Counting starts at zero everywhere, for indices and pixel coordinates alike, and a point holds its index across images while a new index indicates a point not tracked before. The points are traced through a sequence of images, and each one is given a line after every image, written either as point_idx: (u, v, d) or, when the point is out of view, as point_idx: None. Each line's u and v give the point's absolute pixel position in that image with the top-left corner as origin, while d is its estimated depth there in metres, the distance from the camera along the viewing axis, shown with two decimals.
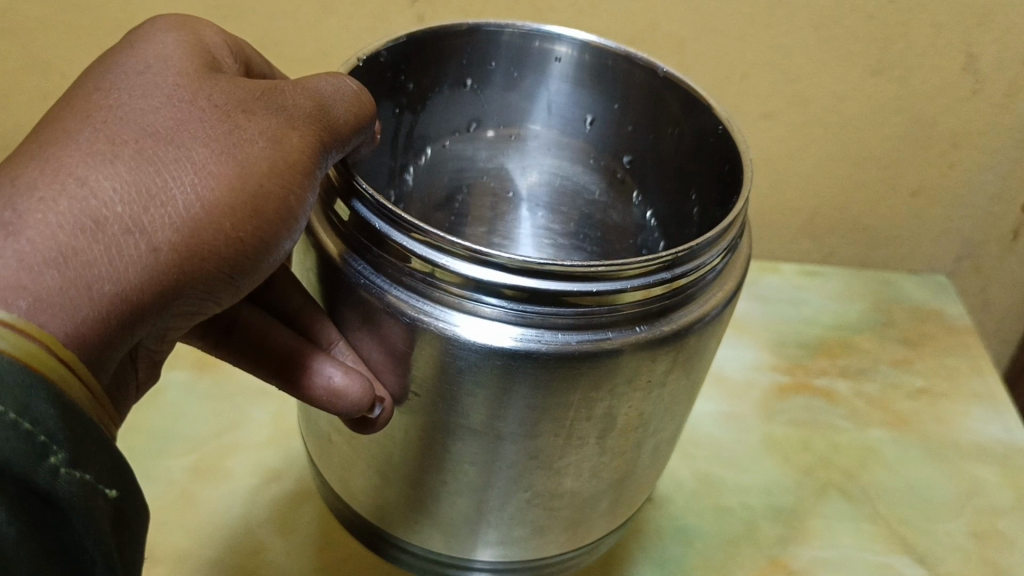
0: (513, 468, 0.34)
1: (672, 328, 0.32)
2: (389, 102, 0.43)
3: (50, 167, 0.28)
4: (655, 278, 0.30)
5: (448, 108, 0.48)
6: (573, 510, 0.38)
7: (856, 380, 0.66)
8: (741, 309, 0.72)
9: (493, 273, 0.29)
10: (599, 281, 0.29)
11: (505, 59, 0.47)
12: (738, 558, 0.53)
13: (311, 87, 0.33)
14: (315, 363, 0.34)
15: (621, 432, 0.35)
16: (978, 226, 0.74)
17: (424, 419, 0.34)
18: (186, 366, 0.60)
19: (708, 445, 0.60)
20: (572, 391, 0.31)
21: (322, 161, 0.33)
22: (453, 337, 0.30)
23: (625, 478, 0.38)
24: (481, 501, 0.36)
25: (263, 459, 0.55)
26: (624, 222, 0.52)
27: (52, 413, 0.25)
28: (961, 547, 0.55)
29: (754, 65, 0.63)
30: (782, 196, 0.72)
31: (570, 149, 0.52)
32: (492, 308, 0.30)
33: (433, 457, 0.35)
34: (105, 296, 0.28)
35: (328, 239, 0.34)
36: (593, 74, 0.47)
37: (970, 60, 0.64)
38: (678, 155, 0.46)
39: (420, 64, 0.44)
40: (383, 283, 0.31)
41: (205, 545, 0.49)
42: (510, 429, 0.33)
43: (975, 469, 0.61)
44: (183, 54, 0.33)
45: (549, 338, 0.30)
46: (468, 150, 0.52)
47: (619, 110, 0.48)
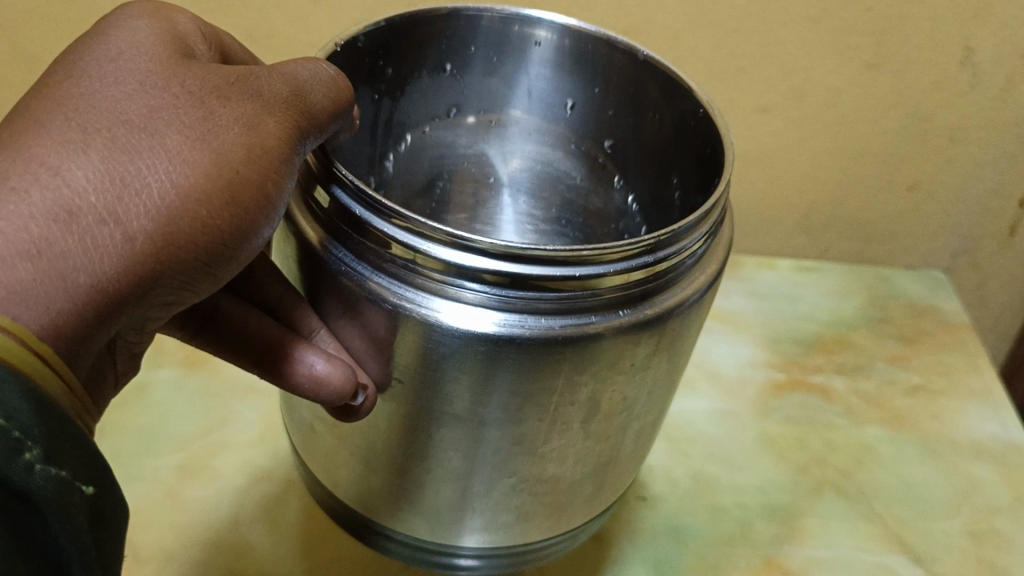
0: (497, 454, 0.34)
1: (656, 312, 0.31)
2: (368, 88, 0.43)
3: (21, 157, 0.28)
4: (637, 262, 0.30)
5: (428, 93, 0.48)
6: (557, 495, 0.37)
7: (852, 377, 0.66)
8: (736, 305, 0.71)
9: (475, 258, 0.28)
10: (580, 266, 0.29)
11: (485, 44, 0.46)
12: (732, 558, 0.52)
13: (287, 72, 0.33)
14: (294, 351, 0.33)
15: (605, 417, 0.34)
16: (975, 221, 0.74)
17: (408, 406, 0.33)
18: (175, 363, 0.59)
19: (702, 444, 0.59)
20: (556, 375, 0.31)
21: (298, 147, 0.32)
22: (435, 324, 0.30)
23: (609, 462, 0.37)
24: (464, 487, 0.36)
25: (252, 458, 0.54)
26: (605, 208, 0.52)
27: (26, 408, 0.25)
28: (958, 547, 0.55)
29: (750, 58, 0.63)
30: (778, 192, 0.72)
31: (552, 137, 0.51)
32: (474, 294, 0.29)
33: (413, 442, 0.34)
34: (79, 287, 0.27)
35: (309, 223, 0.33)
36: (574, 61, 0.46)
37: (967, 53, 0.63)
38: (659, 140, 0.45)
39: (400, 49, 0.43)
40: (365, 269, 0.31)
41: (192, 544, 0.48)
42: (494, 415, 0.32)
43: (972, 467, 0.60)
44: (156, 41, 0.32)
45: (532, 323, 0.29)
46: (449, 137, 0.51)
47: (599, 95, 0.47)
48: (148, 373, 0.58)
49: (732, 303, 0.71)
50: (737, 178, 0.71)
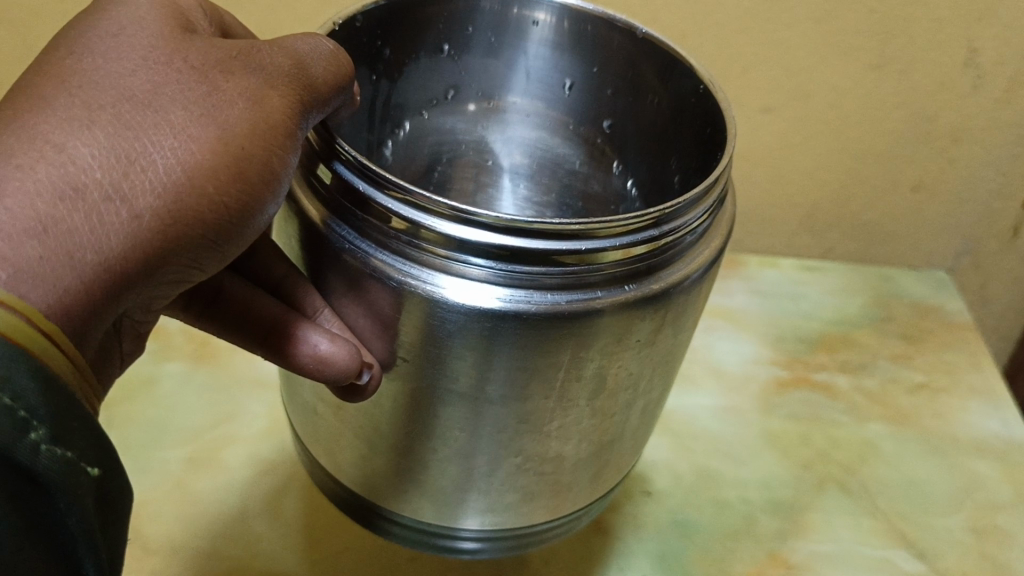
0: (502, 432, 0.34)
1: (661, 287, 0.31)
2: (366, 70, 0.43)
3: (26, 133, 0.28)
4: (640, 236, 0.30)
5: (426, 76, 0.48)
6: (561, 474, 0.37)
7: (855, 374, 0.66)
8: (740, 304, 0.71)
9: (478, 233, 0.29)
10: (583, 240, 0.29)
11: (483, 26, 0.47)
12: (736, 551, 0.52)
13: (288, 47, 0.33)
14: (298, 331, 0.34)
15: (609, 394, 0.34)
16: (978, 222, 0.74)
17: (413, 385, 0.33)
18: (181, 355, 0.59)
19: (706, 439, 0.60)
20: (560, 351, 0.31)
21: (302, 122, 0.32)
22: (440, 300, 0.30)
23: (612, 441, 0.37)
24: (468, 466, 0.36)
25: (258, 449, 0.54)
26: (604, 192, 0.52)
27: (33, 387, 0.25)
28: (960, 542, 0.55)
29: (755, 58, 0.63)
30: (781, 191, 0.72)
31: (550, 122, 0.52)
32: (478, 269, 0.30)
33: (417, 420, 0.34)
34: (87, 264, 0.27)
35: (313, 201, 0.33)
36: (575, 41, 0.47)
37: (971, 55, 0.63)
38: (659, 119, 0.46)
39: (398, 27, 0.44)
40: (370, 247, 0.31)
41: (199, 534, 0.48)
42: (499, 391, 0.32)
43: (974, 464, 0.60)
44: (157, 17, 0.32)
45: (539, 299, 0.30)
46: (448, 122, 0.52)
47: (598, 74, 0.48)
48: (154, 366, 0.58)
49: (736, 301, 0.71)
50: (740, 177, 0.71)
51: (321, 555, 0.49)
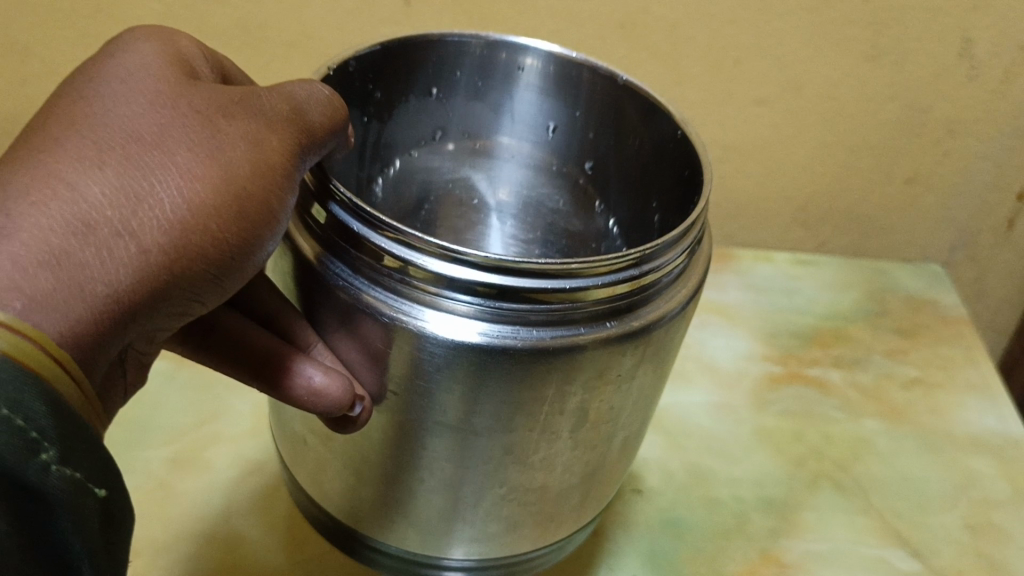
0: (487, 464, 0.34)
1: (641, 324, 0.32)
2: (357, 111, 0.43)
3: (39, 172, 0.28)
4: (622, 275, 0.30)
5: (416, 116, 0.49)
6: (545, 505, 0.38)
7: (849, 370, 0.66)
8: (733, 298, 0.71)
9: (466, 271, 0.29)
10: (567, 280, 0.29)
11: (469, 70, 0.47)
12: (729, 551, 0.52)
13: (286, 90, 0.33)
14: (292, 365, 0.33)
15: (592, 425, 0.34)
16: (973, 215, 0.73)
17: (401, 418, 0.33)
18: (166, 355, 0.60)
19: (698, 436, 0.60)
20: (543, 385, 0.31)
21: (300, 163, 0.32)
22: (428, 335, 0.30)
23: (595, 471, 0.38)
24: (453, 496, 0.36)
25: (243, 450, 0.54)
26: (586, 231, 0.52)
27: (46, 411, 0.25)
28: (956, 540, 0.55)
29: (747, 50, 0.63)
30: (775, 184, 0.72)
31: (536, 165, 0.52)
32: (465, 305, 0.30)
33: (402, 453, 0.35)
34: (96, 299, 0.27)
35: (306, 238, 0.33)
36: (557, 85, 0.47)
37: (966, 45, 0.63)
38: (638, 163, 0.46)
39: (388, 71, 0.44)
40: (361, 283, 0.31)
41: (183, 536, 0.48)
42: (485, 424, 0.32)
43: (970, 461, 0.60)
44: (163, 63, 0.32)
45: (525, 334, 0.30)
46: (435, 161, 0.52)
47: (581, 118, 0.48)
48: None
49: (729, 296, 0.71)
50: (734, 170, 0.71)
51: (314, 555, 0.49)
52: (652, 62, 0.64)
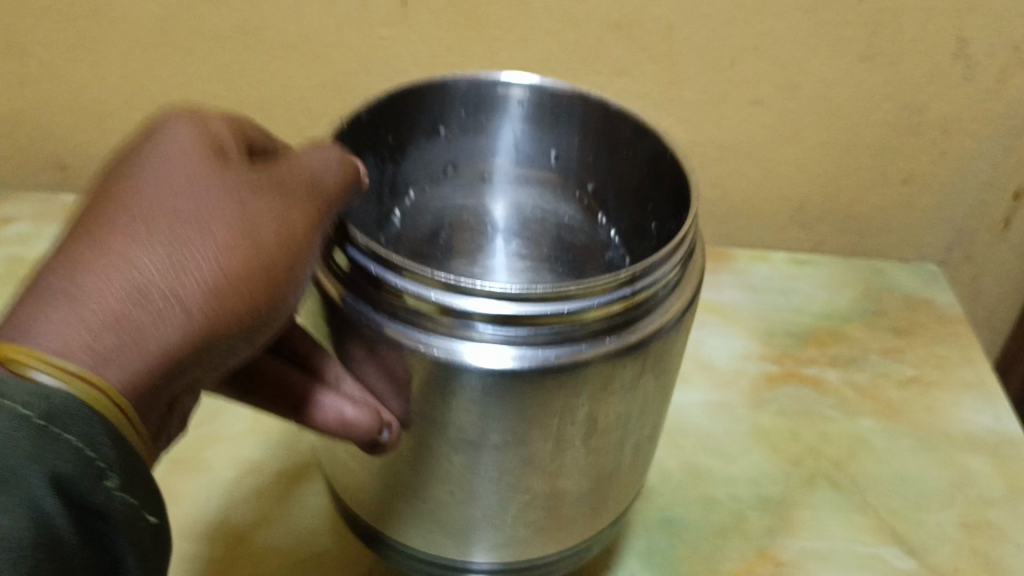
0: (507, 475, 0.36)
1: (639, 337, 0.34)
2: (371, 154, 0.45)
3: (93, 245, 0.28)
4: (617, 293, 0.33)
5: (424, 154, 0.50)
6: (569, 510, 0.39)
7: (846, 369, 0.65)
8: (730, 299, 0.71)
9: (475, 301, 0.32)
10: (566, 302, 0.32)
11: (468, 106, 0.49)
12: (725, 549, 0.52)
13: (303, 161, 0.34)
14: (312, 397, 0.36)
15: (603, 434, 0.36)
16: (969, 214, 0.73)
17: (423, 438, 0.36)
18: None
19: (696, 436, 0.60)
20: (555, 396, 0.33)
21: (321, 227, 0.34)
22: (448, 361, 0.33)
23: (612, 475, 0.39)
24: (479, 507, 0.37)
25: (242, 449, 0.54)
26: (592, 242, 0.53)
27: (110, 443, 0.27)
28: (951, 537, 0.55)
29: (743, 50, 0.64)
30: (771, 186, 0.72)
31: (538, 182, 0.53)
32: (482, 332, 0.33)
33: (428, 462, 0.36)
34: (152, 361, 0.28)
35: (329, 276, 0.36)
36: (545, 114, 0.49)
37: (961, 45, 0.63)
38: (632, 177, 0.47)
39: (389, 117, 0.45)
40: (383, 317, 0.34)
41: (182, 537, 0.48)
42: (501, 437, 0.35)
43: (967, 460, 0.60)
44: (189, 125, 0.32)
45: (533, 356, 0.33)
46: (445, 195, 0.53)
47: (575, 142, 0.50)
48: None
49: (726, 295, 0.72)
50: (731, 171, 0.71)
51: (319, 555, 0.49)
52: (649, 62, 0.65)
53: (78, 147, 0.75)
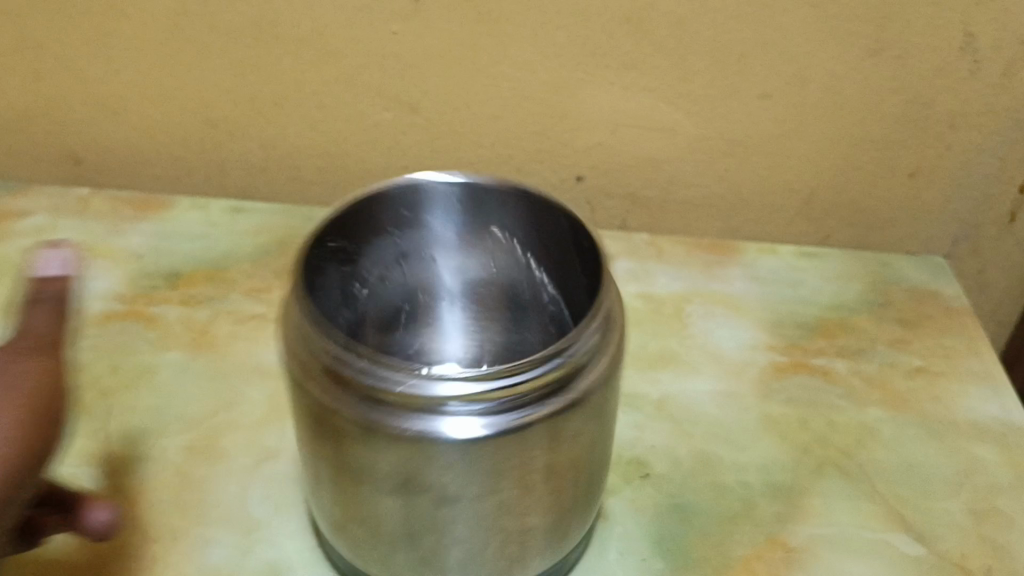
0: (485, 519, 0.41)
1: (576, 395, 0.39)
2: (328, 262, 0.50)
3: None
4: (548, 364, 0.38)
5: (379, 250, 0.54)
6: (542, 531, 0.43)
7: (853, 359, 0.66)
8: (738, 290, 0.72)
9: (435, 387, 0.36)
10: (506, 380, 0.37)
11: (410, 207, 0.52)
12: (736, 535, 0.53)
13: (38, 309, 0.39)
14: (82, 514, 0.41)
15: (558, 475, 0.41)
16: (975, 208, 0.74)
17: (411, 503, 0.40)
18: (181, 346, 0.61)
19: (705, 424, 0.60)
20: (516, 454, 0.39)
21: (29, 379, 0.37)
22: (428, 436, 0.37)
23: (575, 496, 0.43)
24: (460, 550, 0.42)
25: (261, 436, 0.55)
26: (541, 304, 0.57)
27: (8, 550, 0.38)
28: (958, 524, 0.54)
29: (752, 44, 0.64)
30: (779, 179, 0.73)
31: (483, 252, 0.56)
32: (454, 410, 0.37)
33: (408, 529, 0.41)
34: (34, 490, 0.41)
35: (311, 378, 0.39)
36: (474, 204, 0.53)
37: (968, 40, 0.64)
38: (560, 242, 0.51)
39: (342, 223, 0.49)
40: (369, 409, 0.38)
41: (202, 526, 0.49)
42: (476, 490, 0.39)
43: (972, 447, 0.59)
44: None
45: (494, 424, 0.37)
46: (405, 279, 0.57)
47: (508, 224, 0.53)
48: (156, 356, 0.60)
49: (734, 287, 0.72)
50: (739, 164, 0.72)
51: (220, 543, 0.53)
52: (659, 56, 0.66)
53: (94, 143, 0.76)
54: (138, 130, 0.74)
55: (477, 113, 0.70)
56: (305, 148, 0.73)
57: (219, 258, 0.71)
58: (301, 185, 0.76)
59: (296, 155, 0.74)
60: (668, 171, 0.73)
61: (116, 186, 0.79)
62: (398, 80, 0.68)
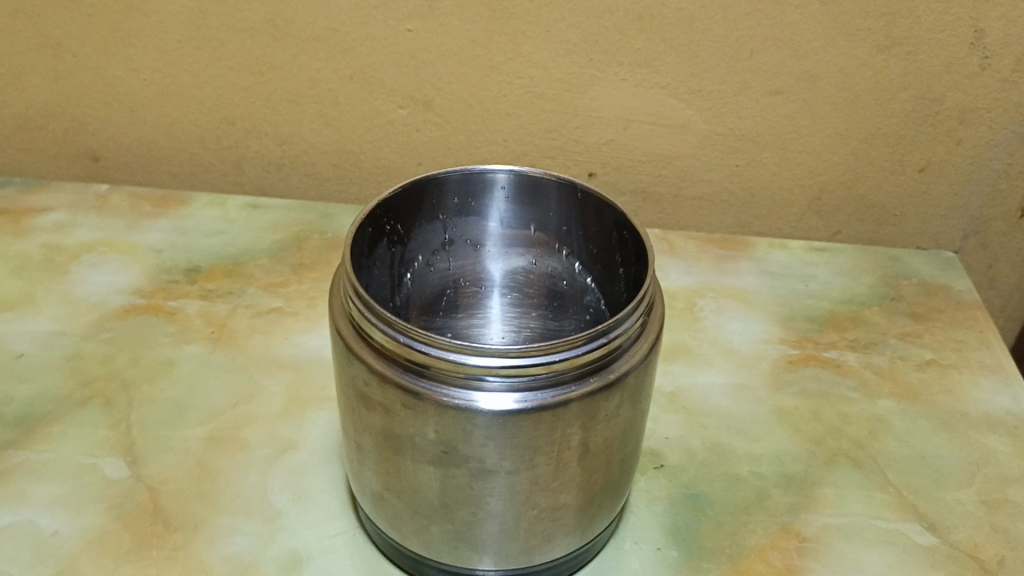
0: (521, 494, 0.42)
1: (616, 375, 0.40)
2: (383, 244, 0.50)
3: None
4: (594, 342, 0.39)
5: (431, 232, 0.55)
6: (570, 513, 0.44)
7: (865, 352, 0.66)
8: (750, 285, 0.72)
9: (481, 358, 0.38)
10: (551, 355, 0.38)
11: (460, 194, 0.54)
12: (750, 525, 0.53)
13: None
14: None
15: (593, 455, 0.42)
16: (985, 203, 0.74)
17: (449, 475, 0.41)
18: (200, 339, 0.62)
19: (718, 416, 0.61)
20: (553, 430, 0.40)
21: None
22: (468, 407, 0.38)
23: (605, 479, 0.44)
24: (493, 525, 0.43)
25: (280, 428, 0.56)
26: (576, 291, 0.58)
27: None
28: (970, 514, 0.54)
29: (762, 41, 0.65)
30: (789, 175, 0.73)
31: (526, 241, 0.57)
32: (492, 383, 0.38)
33: (443, 501, 0.43)
34: None
35: (361, 350, 0.41)
36: (525, 194, 0.54)
37: (976, 35, 0.64)
38: (601, 236, 0.52)
39: (400, 208, 0.51)
40: (414, 378, 0.39)
41: (224, 512, 0.50)
42: (513, 464, 0.40)
43: (983, 439, 0.60)
44: None
45: (533, 397, 0.39)
46: (446, 264, 0.58)
47: (553, 217, 0.55)
48: (176, 349, 0.61)
49: (747, 282, 0.73)
50: (750, 160, 0.72)
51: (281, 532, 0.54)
52: (669, 53, 0.66)
53: (115, 141, 0.77)
54: (156, 128, 0.75)
55: (491, 109, 0.71)
56: (320, 145, 0.74)
57: (236, 253, 0.72)
58: (316, 182, 0.77)
59: (311, 152, 0.75)
60: (679, 166, 0.73)
61: (136, 183, 0.80)
62: (413, 77, 0.69)
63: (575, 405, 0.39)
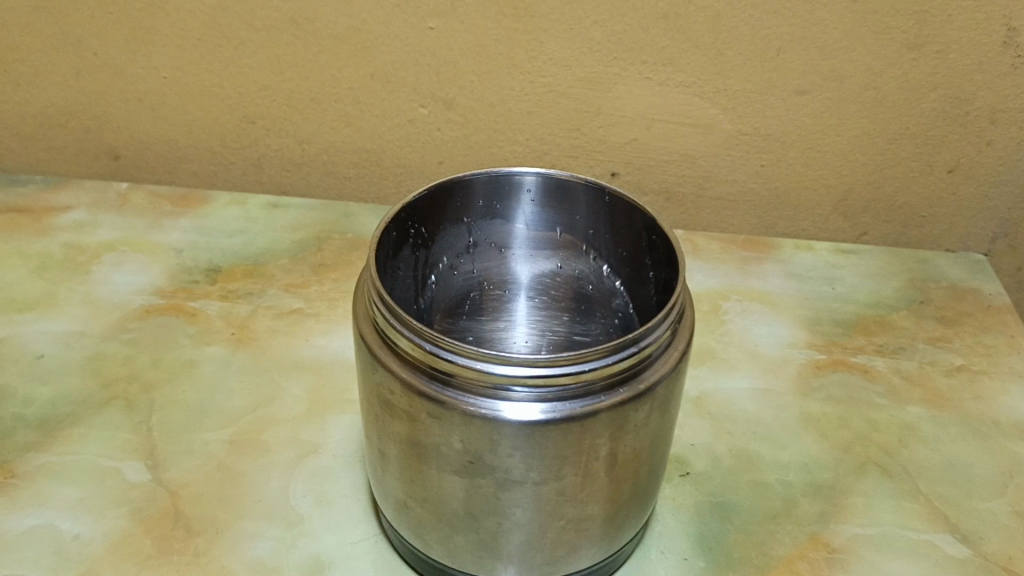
0: (548, 504, 0.41)
1: (645, 386, 0.39)
2: (408, 248, 0.50)
3: None
4: (624, 352, 0.38)
5: (455, 235, 0.54)
6: (597, 523, 0.43)
7: (893, 357, 0.65)
8: (776, 287, 0.71)
9: (508, 367, 0.37)
10: (580, 364, 0.37)
11: (486, 196, 0.53)
12: (778, 534, 0.52)
13: None
14: None
15: (621, 465, 0.41)
16: (1014, 205, 0.73)
17: (475, 485, 0.41)
18: (221, 340, 0.62)
19: (744, 422, 0.60)
20: (582, 441, 0.39)
21: None
22: (494, 417, 0.38)
23: (632, 489, 0.43)
24: (518, 535, 0.42)
25: (301, 431, 0.55)
26: (603, 293, 0.57)
27: None
28: (1003, 524, 0.53)
29: (790, 40, 0.64)
30: (815, 175, 0.72)
31: (552, 243, 0.57)
32: (519, 392, 0.38)
33: (468, 511, 0.42)
34: None
35: (385, 358, 0.40)
36: (553, 196, 0.53)
37: (1009, 33, 0.63)
38: (631, 239, 0.51)
39: (425, 211, 0.50)
40: (439, 387, 0.38)
41: (245, 517, 0.49)
42: (540, 475, 0.40)
43: (1014, 446, 0.59)
44: None
45: (561, 407, 0.38)
46: (470, 266, 0.58)
47: (580, 220, 0.54)
48: (198, 351, 0.61)
49: (772, 284, 0.72)
50: (775, 160, 0.71)
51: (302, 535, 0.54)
52: (695, 52, 0.65)
53: (135, 138, 0.76)
54: (176, 126, 0.75)
55: (513, 109, 0.70)
56: (340, 143, 0.74)
57: (256, 253, 0.71)
58: (336, 180, 0.76)
59: (331, 151, 0.74)
60: (703, 167, 0.72)
61: (156, 180, 0.79)
62: (434, 76, 0.68)
63: (604, 416, 0.38)
